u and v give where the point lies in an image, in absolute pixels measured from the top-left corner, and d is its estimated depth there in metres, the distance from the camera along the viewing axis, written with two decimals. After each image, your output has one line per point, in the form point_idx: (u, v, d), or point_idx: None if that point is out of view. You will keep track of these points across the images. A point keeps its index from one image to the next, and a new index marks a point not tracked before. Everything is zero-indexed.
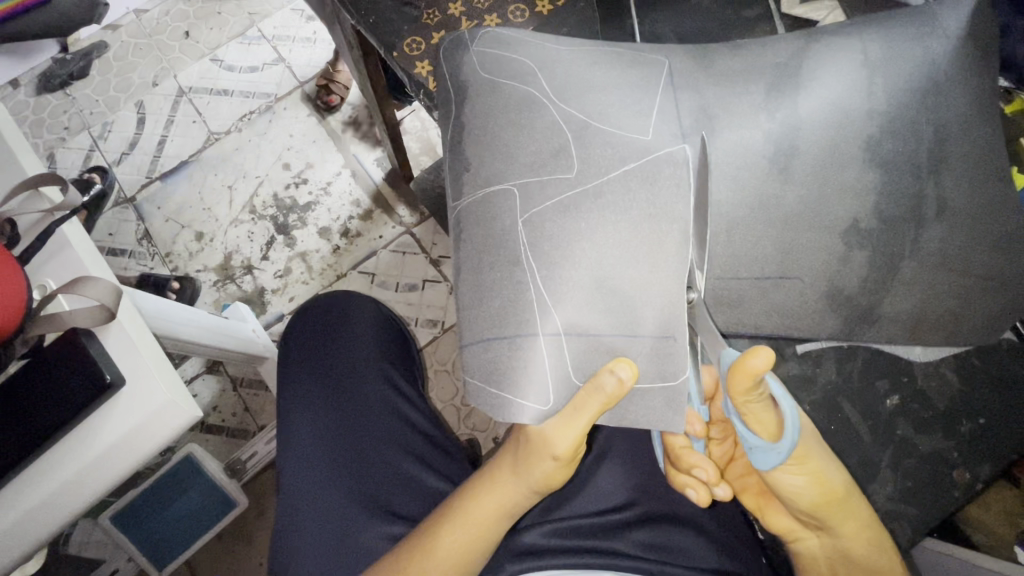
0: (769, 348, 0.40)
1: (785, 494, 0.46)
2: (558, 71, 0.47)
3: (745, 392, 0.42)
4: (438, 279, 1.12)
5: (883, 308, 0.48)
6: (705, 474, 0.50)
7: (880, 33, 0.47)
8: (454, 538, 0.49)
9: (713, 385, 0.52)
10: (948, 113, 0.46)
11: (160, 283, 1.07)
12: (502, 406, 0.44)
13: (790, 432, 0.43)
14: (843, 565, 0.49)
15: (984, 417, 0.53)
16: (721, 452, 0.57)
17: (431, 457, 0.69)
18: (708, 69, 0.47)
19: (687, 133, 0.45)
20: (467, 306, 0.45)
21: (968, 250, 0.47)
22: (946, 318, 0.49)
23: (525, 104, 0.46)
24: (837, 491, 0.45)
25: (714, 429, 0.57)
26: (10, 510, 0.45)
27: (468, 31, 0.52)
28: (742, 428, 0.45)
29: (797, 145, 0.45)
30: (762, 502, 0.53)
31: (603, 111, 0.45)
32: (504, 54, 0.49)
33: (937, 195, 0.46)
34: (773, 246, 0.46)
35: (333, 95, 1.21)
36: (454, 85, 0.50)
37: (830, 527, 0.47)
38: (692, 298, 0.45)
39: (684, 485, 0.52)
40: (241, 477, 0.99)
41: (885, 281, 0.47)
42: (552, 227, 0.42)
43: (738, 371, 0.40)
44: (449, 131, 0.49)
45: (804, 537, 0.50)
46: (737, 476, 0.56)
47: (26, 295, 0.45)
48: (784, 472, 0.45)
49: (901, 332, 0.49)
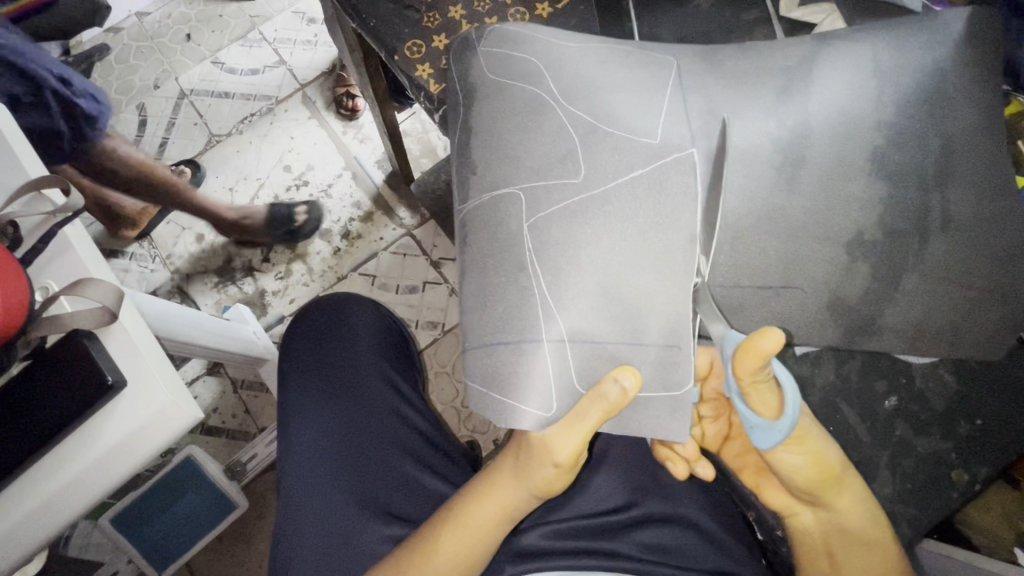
0: (778, 329, 0.40)
1: (782, 471, 0.47)
2: (566, 72, 0.47)
3: (751, 373, 0.42)
4: (438, 280, 1.12)
5: (884, 319, 0.48)
6: (685, 450, 0.52)
7: (882, 41, 0.48)
8: (453, 543, 0.49)
9: (708, 366, 0.54)
10: (944, 117, 0.46)
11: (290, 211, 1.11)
12: (503, 413, 0.44)
13: (794, 410, 0.44)
14: (839, 542, 0.49)
15: (981, 418, 0.53)
16: (716, 431, 0.57)
17: (431, 459, 0.70)
18: (710, 73, 0.48)
19: (696, 135, 0.45)
20: (472, 311, 0.45)
21: (967, 255, 0.47)
22: (948, 330, 0.49)
23: (533, 106, 0.46)
24: (834, 468, 0.46)
25: (706, 406, 0.57)
26: (10, 513, 0.45)
27: (477, 32, 0.52)
28: (745, 408, 0.46)
29: (802, 153, 0.46)
30: (760, 479, 0.54)
31: (611, 113, 0.45)
32: (513, 54, 0.49)
33: (934, 199, 0.46)
34: (774, 254, 0.46)
35: (355, 99, 1.21)
36: (465, 88, 0.50)
37: (830, 508, 0.48)
38: (697, 284, 0.44)
39: (664, 457, 0.54)
40: (241, 479, 0.99)
41: (888, 290, 0.47)
42: (559, 232, 0.43)
43: (747, 352, 0.41)
44: (457, 136, 0.49)
45: (798, 512, 0.50)
46: (733, 454, 0.57)
47: (27, 294, 0.45)
48: (781, 450, 0.46)
49: (904, 343, 0.49)
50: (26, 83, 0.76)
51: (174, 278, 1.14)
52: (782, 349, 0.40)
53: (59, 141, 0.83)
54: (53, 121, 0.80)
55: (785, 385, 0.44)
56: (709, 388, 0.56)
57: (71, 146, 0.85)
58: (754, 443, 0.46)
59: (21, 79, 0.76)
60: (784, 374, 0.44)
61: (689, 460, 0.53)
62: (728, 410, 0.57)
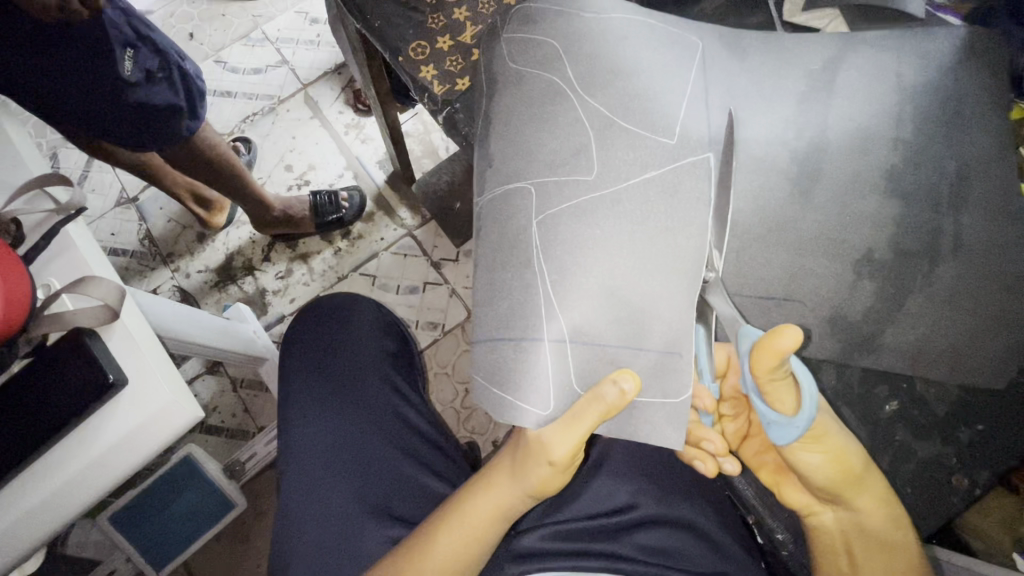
0: (797, 328, 0.40)
1: (801, 469, 0.47)
2: (582, 56, 0.46)
3: (769, 370, 0.42)
4: (438, 281, 1.12)
5: (886, 337, 0.49)
6: (714, 446, 0.53)
7: (883, 52, 0.48)
8: (449, 545, 0.49)
9: (725, 362, 0.54)
10: (936, 127, 0.47)
11: (331, 196, 1.11)
12: (503, 408, 0.45)
13: (811, 407, 0.44)
14: (860, 542, 0.49)
15: (982, 424, 0.52)
16: (735, 429, 0.58)
17: (432, 461, 0.70)
18: (722, 69, 0.47)
19: (713, 137, 0.45)
20: (481, 303, 0.46)
21: (977, 277, 0.47)
22: (949, 350, 0.49)
23: (549, 95, 0.45)
24: (857, 469, 0.46)
25: (726, 406, 0.59)
26: (10, 511, 0.45)
27: (500, 22, 0.53)
28: (764, 407, 0.46)
29: (820, 167, 0.46)
30: (780, 478, 0.53)
31: (629, 104, 0.44)
32: (532, 38, 0.49)
33: (946, 220, 0.46)
34: (779, 269, 0.47)
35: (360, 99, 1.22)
36: (489, 79, 0.51)
37: (847, 503, 0.48)
38: (708, 277, 0.44)
39: (692, 458, 0.54)
40: (241, 478, 0.99)
41: (890, 311, 0.48)
42: (566, 231, 0.42)
43: (763, 350, 0.41)
44: (481, 124, 0.50)
45: (819, 512, 0.50)
46: (751, 454, 0.57)
47: (31, 292, 0.45)
48: (801, 449, 0.46)
49: (901, 362, 0.50)
50: (157, 57, 0.73)
51: (174, 277, 1.13)
52: (800, 347, 0.40)
53: (177, 123, 0.78)
54: (177, 98, 0.76)
55: (803, 378, 0.44)
56: (726, 386, 0.57)
57: (180, 130, 0.79)
58: (771, 440, 0.46)
59: (153, 53, 0.72)
60: (801, 370, 0.44)
61: (716, 456, 0.54)
62: (747, 408, 0.58)
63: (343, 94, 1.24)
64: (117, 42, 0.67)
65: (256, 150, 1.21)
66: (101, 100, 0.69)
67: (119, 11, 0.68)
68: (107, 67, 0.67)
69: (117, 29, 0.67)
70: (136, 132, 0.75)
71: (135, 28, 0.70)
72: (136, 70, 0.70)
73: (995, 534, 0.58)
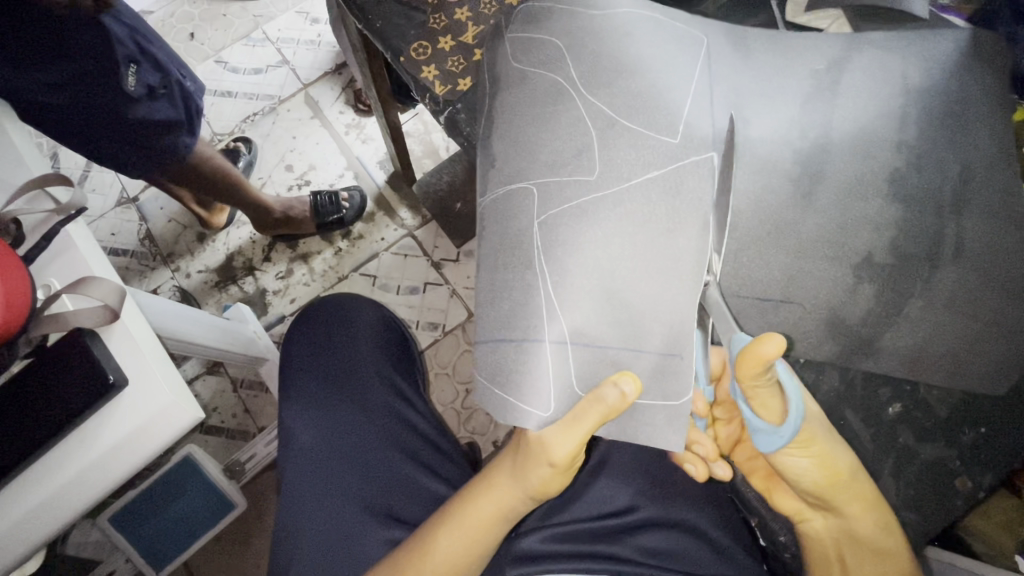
0: (779, 335, 0.40)
1: (789, 474, 0.48)
2: (586, 55, 0.46)
3: (753, 378, 0.42)
4: (438, 281, 1.12)
5: (889, 340, 0.49)
6: (704, 450, 0.53)
7: (885, 53, 0.48)
8: (449, 546, 0.49)
9: (721, 367, 0.54)
10: (938, 128, 0.47)
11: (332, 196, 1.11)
12: (504, 409, 0.45)
13: (796, 416, 0.44)
14: (851, 546, 0.49)
15: (986, 427, 0.51)
16: (727, 434, 0.59)
17: (432, 461, 0.70)
18: (725, 70, 0.47)
19: (717, 138, 0.44)
20: (483, 303, 0.46)
21: (980, 280, 0.47)
22: (952, 352, 0.49)
23: (552, 95, 0.45)
24: (843, 472, 0.46)
25: (719, 409, 0.59)
26: (8, 513, 0.44)
27: (503, 23, 0.53)
28: (751, 414, 0.46)
29: (823, 169, 0.46)
30: (771, 484, 0.54)
31: (633, 104, 0.44)
32: (535, 37, 0.49)
33: (949, 223, 0.46)
34: (780, 270, 0.47)
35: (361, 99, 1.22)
36: (491, 79, 0.51)
37: (838, 509, 0.47)
38: (710, 280, 0.44)
39: (683, 460, 0.54)
40: (241, 478, 0.99)
41: (894, 313, 0.47)
42: (567, 232, 0.42)
43: (747, 358, 0.40)
44: (484, 125, 0.50)
45: (810, 517, 0.50)
46: (743, 458, 0.58)
47: (31, 293, 0.45)
48: (788, 454, 0.46)
49: (904, 364, 0.49)
50: (158, 74, 0.75)
51: (174, 277, 1.13)
52: (783, 355, 0.40)
53: (175, 139, 0.78)
54: (177, 114, 0.77)
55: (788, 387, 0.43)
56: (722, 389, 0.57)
57: (180, 145, 0.80)
58: (758, 446, 0.47)
59: (155, 70, 0.74)
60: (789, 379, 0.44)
61: (705, 460, 0.54)
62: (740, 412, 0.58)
63: (344, 94, 1.24)
64: (123, 56, 0.68)
65: (256, 150, 1.21)
66: (103, 116, 0.69)
67: (123, 27, 0.69)
68: (112, 81, 0.67)
69: (123, 44, 0.68)
70: (136, 148, 0.75)
71: (139, 44, 0.71)
72: (139, 85, 0.71)
73: (996, 536, 0.58)
